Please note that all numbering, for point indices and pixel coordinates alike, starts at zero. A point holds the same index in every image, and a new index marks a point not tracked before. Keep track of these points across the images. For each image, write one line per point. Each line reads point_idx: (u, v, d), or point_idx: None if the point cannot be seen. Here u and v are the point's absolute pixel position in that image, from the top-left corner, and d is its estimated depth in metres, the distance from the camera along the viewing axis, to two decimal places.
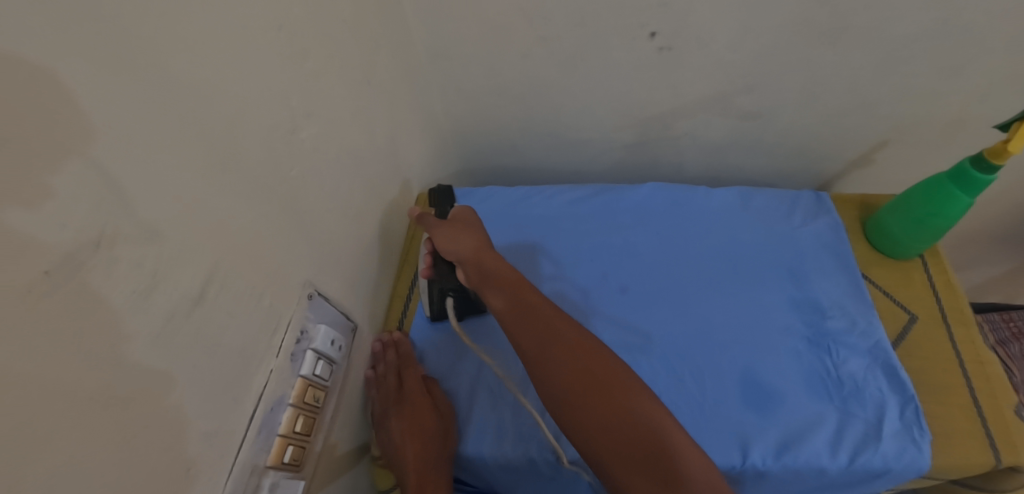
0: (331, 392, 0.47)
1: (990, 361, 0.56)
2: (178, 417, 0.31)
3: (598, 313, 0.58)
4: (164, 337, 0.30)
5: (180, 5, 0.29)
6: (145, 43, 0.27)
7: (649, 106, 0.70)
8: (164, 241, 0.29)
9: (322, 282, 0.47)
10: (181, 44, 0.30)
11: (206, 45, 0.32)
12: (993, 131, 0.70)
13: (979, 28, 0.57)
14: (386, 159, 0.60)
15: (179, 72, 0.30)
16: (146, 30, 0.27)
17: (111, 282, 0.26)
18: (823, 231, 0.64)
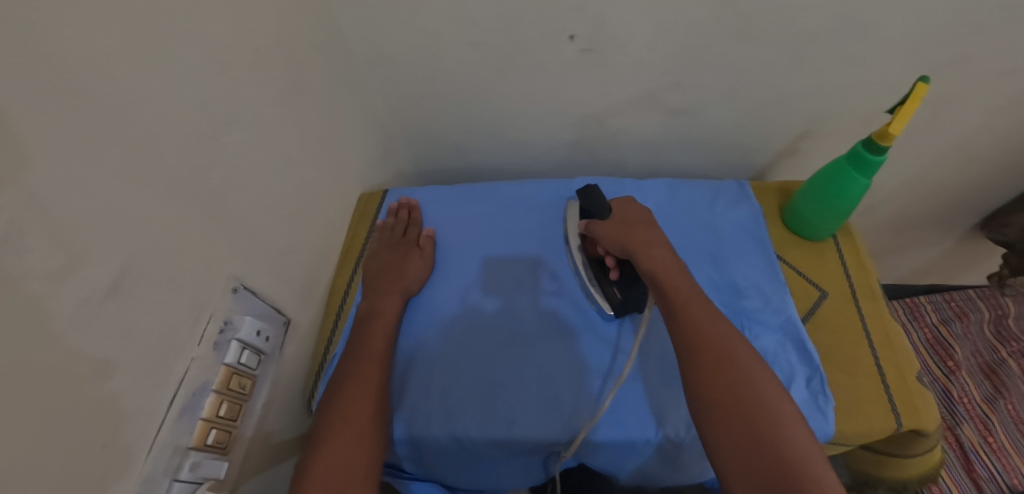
0: (260, 381, 0.49)
1: (895, 332, 0.60)
2: (95, 399, 0.34)
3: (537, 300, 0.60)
4: (79, 323, 0.32)
5: (85, 22, 0.32)
6: (54, 57, 0.30)
7: (583, 105, 0.72)
8: (76, 230, 0.32)
9: (249, 277, 0.49)
10: (86, 58, 0.32)
11: (106, 53, 0.33)
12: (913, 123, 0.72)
13: (882, 27, 0.58)
14: (322, 162, 0.63)
15: (89, 82, 0.32)
16: (55, 44, 0.30)
17: (23, 266, 0.28)
18: (744, 217, 0.67)
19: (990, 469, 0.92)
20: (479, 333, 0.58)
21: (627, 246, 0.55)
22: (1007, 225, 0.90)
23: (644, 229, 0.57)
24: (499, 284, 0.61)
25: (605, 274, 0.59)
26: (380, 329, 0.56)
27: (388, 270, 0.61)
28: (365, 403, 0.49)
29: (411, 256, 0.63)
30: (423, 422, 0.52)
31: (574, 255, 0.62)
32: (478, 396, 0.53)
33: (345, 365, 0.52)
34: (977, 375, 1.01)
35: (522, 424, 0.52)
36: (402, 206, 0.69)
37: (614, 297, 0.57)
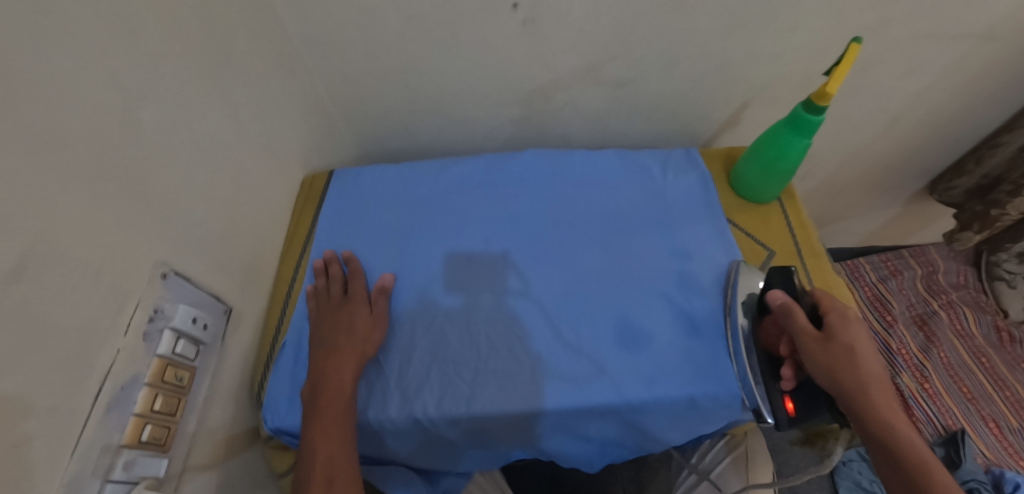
0: (199, 372, 0.46)
1: (836, 285, 0.63)
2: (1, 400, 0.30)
3: (500, 278, 0.58)
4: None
5: None
6: None
7: (528, 80, 0.72)
8: None
9: (178, 263, 0.46)
10: None
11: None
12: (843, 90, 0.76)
13: None
14: (256, 143, 0.60)
15: None
16: None
17: None
18: (692, 184, 0.68)
19: (927, 413, 0.99)
20: (438, 314, 0.56)
21: (837, 369, 0.46)
22: (951, 189, 0.94)
23: (853, 340, 0.48)
24: (457, 264, 0.60)
25: (777, 379, 0.52)
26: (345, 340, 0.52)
27: (335, 336, 0.53)
28: (340, 424, 0.47)
29: (358, 314, 0.54)
30: (382, 405, 0.51)
31: (737, 342, 0.54)
32: (434, 376, 0.52)
33: (312, 389, 0.49)
34: (911, 327, 1.10)
35: (481, 400, 0.51)
36: (330, 261, 0.59)
37: (782, 406, 0.51)
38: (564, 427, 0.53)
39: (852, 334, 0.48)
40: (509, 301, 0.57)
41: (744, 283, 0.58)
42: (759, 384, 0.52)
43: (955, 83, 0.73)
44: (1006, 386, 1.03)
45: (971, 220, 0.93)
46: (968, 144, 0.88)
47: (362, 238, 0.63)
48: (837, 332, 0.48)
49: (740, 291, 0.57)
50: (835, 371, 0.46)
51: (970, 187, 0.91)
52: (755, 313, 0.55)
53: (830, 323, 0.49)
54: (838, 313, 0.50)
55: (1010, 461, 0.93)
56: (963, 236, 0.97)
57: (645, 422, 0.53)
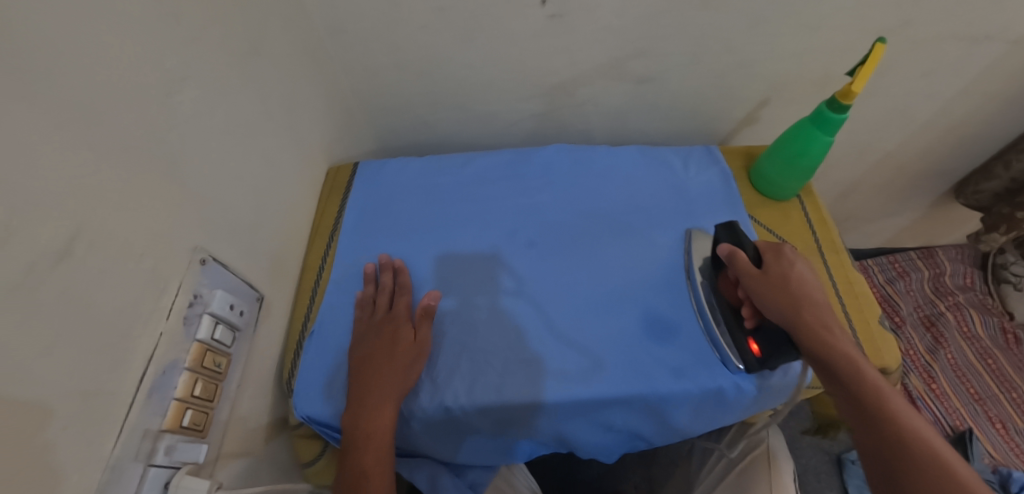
0: (234, 359, 0.46)
1: (857, 280, 0.64)
2: (49, 381, 0.30)
3: (492, 276, 0.58)
4: (22, 297, 0.28)
5: None
6: None
7: (550, 75, 0.72)
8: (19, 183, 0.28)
9: (214, 248, 0.46)
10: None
11: None
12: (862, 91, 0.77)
13: None
14: (284, 132, 0.60)
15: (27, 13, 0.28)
16: None
17: None
18: (714, 180, 0.68)
19: (934, 413, 1.00)
20: (443, 316, 0.55)
21: (783, 303, 0.47)
22: (979, 193, 0.93)
23: (798, 275, 0.49)
24: (484, 255, 0.59)
25: (740, 322, 0.52)
26: (392, 326, 0.51)
27: (373, 365, 0.48)
28: (386, 407, 0.46)
29: (399, 343, 0.49)
30: (431, 385, 0.50)
31: (700, 297, 0.55)
32: (464, 364, 0.52)
33: (356, 385, 0.47)
34: (919, 328, 1.11)
35: (511, 389, 0.50)
36: (384, 268, 0.56)
37: (749, 351, 0.51)
38: (582, 418, 0.52)
39: (792, 269, 0.49)
40: (530, 293, 0.57)
41: (698, 245, 0.60)
42: (725, 332, 0.53)
43: (970, 86, 0.75)
44: (1011, 387, 1.04)
45: (998, 222, 0.95)
46: (996, 145, 0.88)
47: (388, 228, 0.62)
48: (775, 267, 0.50)
49: (696, 257, 0.59)
50: (779, 311, 0.48)
51: (1000, 191, 0.91)
52: (713, 268, 0.56)
53: (769, 260, 0.51)
54: (778, 251, 0.51)
55: (1015, 462, 0.95)
56: (991, 237, 0.99)
57: (685, 410, 0.53)
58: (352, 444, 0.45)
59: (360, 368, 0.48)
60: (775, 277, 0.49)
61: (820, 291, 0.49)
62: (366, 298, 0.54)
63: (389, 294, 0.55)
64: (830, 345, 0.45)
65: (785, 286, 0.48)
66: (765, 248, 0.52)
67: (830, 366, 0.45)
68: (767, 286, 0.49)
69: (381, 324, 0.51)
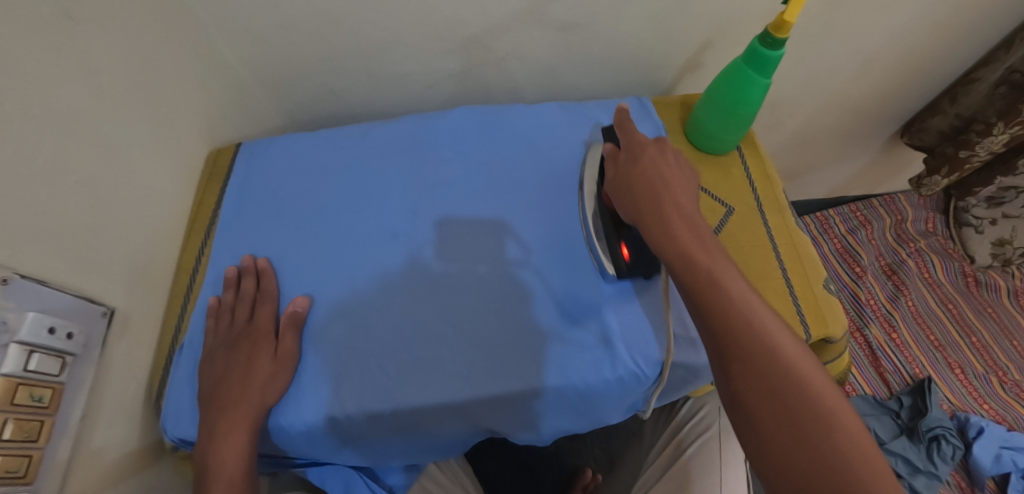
0: (66, 388, 0.39)
1: (802, 242, 0.58)
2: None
3: (423, 267, 0.51)
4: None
5: None
6: None
7: (459, 26, 0.62)
8: None
9: (28, 263, 0.37)
10: None
11: None
12: (816, 31, 0.69)
13: None
14: (139, 113, 0.51)
15: None
16: None
17: None
18: (646, 137, 0.62)
19: (895, 363, 0.99)
20: (420, 287, 0.50)
21: (640, 208, 0.45)
22: (924, 131, 0.90)
23: (664, 178, 0.46)
24: (387, 243, 0.53)
25: (616, 225, 0.49)
26: (252, 346, 0.47)
27: (228, 386, 0.45)
28: (236, 435, 0.43)
29: (258, 357, 0.46)
30: (308, 402, 0.45)
31: (585, 211, 0.52)
32: (354, 370, 0.47)
33: (208, 410, 0.44)
34: (880, 277, 1.09)
35: (403, 394, 0.45)
36: (245, 272, 0.51)
37: (621, 256, 0.49)
38: (495, 415, 0.47)
39: (657, 165, 0.47)
40: (434, 281, 0.51)
41: (590, 154, 0.55)
42: (601, 240, 0.50)
43: (932, 14, 0.67)
44: (971, 331, 1.03)
45: (941, 164, 0.90)
46: (946, 82, 0.83)
47: (271, 220, 0.55)
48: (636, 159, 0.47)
49: (590, 165, 0.54)
50: (638, 214, 0.44)
51: (945, 128, 0.86)
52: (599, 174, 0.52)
53: (634, 156, 0.48)
54: (655, 148, 0.49)
55: (974, 407, 0.94)
56: (932, 180, 0.94)
57: (630, 394, 0.48)
58: (205, 467, 0.43)
59: (214, 393, 0.45)
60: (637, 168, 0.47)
61: (693, 204, 0.45)
62: (223, 306, 0.50)
63: (250, 302, 0.50)
64: (688, 260, 0.39)
65: (644, 174, 0.46)
66: (631, 142, 0.49)
67: (679, 278, 0.39)
68: (625, 172, 0.47)
69: (239, 337, 0.48)
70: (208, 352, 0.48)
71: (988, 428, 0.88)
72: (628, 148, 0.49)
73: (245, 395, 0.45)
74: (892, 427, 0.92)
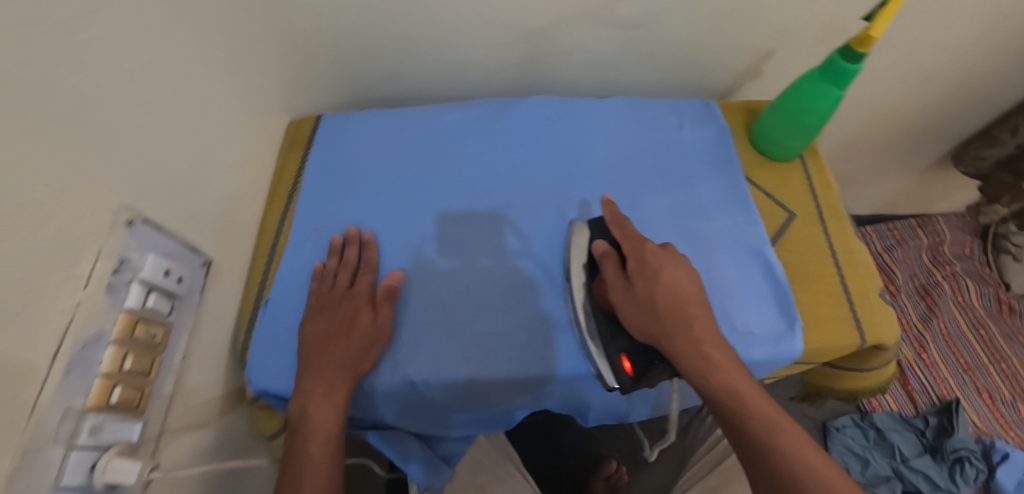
0: (176, 330, 0.42)
1: (858, 251, 0.59)
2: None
3: (490, 242, 0.54)
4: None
5: None
6: None
7: (530, 17, 0.64)
8: None
9: (148, 208, 0.40)
10: None
11: None
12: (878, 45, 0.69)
13: None
14: (233, 79, 0.53)
15: None
16: None
17: None
18: (710, 138, 0.63)
19: (922, 383, 1.00)
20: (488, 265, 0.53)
21: (652, 324, 0.45)
22: (981, 160, 0.89)
23: (672, 283, 0.46)
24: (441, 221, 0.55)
25: (615, 333, 0.46)
26: (365, 311, 0.48)
27: (331, 345, 0.47)
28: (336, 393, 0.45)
29: (360, 321, 0.48)
30: (380, 369, 0.48)
31: (574, 310, 0.49)
32: (427, 338, 0.50)
33: (309, 370, 0.46)
34: (913, 297, 1.09)
35: (473, 365, 0.48)
36: (351, 241, 0.53)
37: (623, 369, 0.45)
38: (556, 394, 0.51)
39: (682, 295, 0.46)
40: (504, 258, 0.53)
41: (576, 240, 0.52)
42: (598, 344, 0.47)
43: (981, 35, 0.68)
44: (1001, 356, 1.03)
45: (1000, 192, 0.93)
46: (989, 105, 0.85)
47: (348, 191, 0.57)
48: (649, 260, 0.48)
49: (576, 253, 0.52)
50: (666, 331, 0.44)
51: (1003, 157, 0.86)
52: (590, 269, 0.50)
53: (651, 283, 0.46)
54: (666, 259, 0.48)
55: (1000, 433, 0.94)
56: (993, 208, 0.98)
57: (653, 382, 0.50)
58: (298, 433, 0.44)
59: (314, 357, 0.46)
60: (642, 274, 0.47)
61: (712, 319, 0.46)
62: (326, 272, 0.52)
63: (352, 270, 0.52)
64: (728, 379, 0.42)
65: (654, 280, 0.46)
66: (641, 252, 0.48)
67: (714, 393, 0.42)
68: (625, 278, 0.47)
69: (343, 297, 0.49)
70: (308, 314, 0.49)
71: (1013, 453, 0.89)
72: (636, 255, 0.48)
73: (338, 365, 0.46)
74: (916, 443, 0.93)
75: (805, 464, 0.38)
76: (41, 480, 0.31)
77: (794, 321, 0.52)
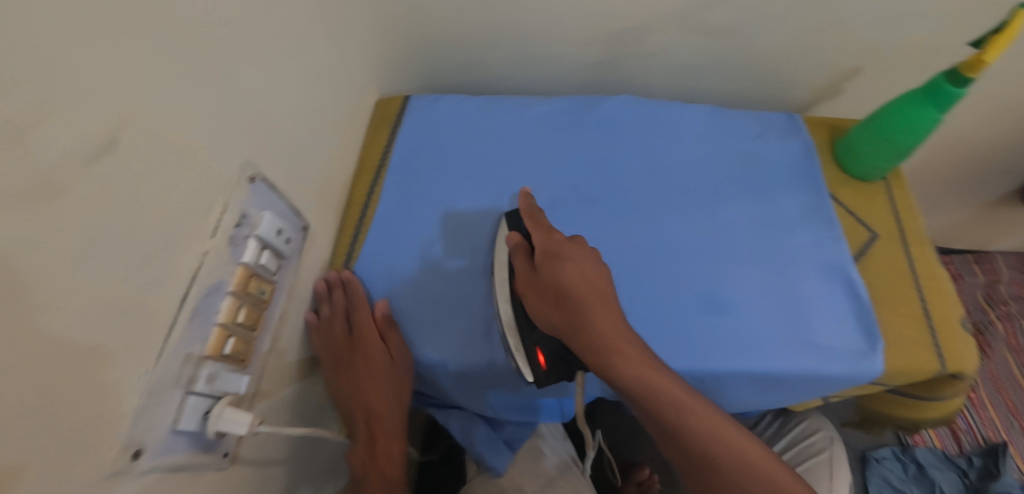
0: (278, 289, 0.43)
1: (941, 276, 0.58)
2: (66, 297, 0.25)
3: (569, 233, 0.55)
4: (55, 185, 0.23)
5: None
6: None
7: (622, 17, 0.64)
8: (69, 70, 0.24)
9: (265, 168, 0.41)
10: None
11: None
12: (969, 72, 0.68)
13: None
14: (339, 53, 0.53)
15: None
16: None
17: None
18: (794, 151, 0.62)
19: (969, 423, 0.98)
20: None
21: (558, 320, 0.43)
22: None
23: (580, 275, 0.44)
24: None
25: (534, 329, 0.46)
26: (371, 348, 0.49)
27: (358, 375, 0.50)
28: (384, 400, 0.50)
29: (374, 357, 0.49)
30: (442, 347, 0.50)
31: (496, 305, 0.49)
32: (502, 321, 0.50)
33: (349, 396, 0.51)
34: None
35: None
36: (332, 284, 0.51)
37: (538, 363, 0.45)
38: None
39: (589, 289, 0.43)
40: None
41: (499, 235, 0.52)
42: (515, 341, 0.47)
43: None
44: None
45: None
46: None
47: (436, 173, 0.58)
48: (555, 252, 0.45)
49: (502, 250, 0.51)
50: (568, 327, 0.43)
51: None
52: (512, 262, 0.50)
53: (554, 271, 0.44)
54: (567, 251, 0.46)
55: None
56: None
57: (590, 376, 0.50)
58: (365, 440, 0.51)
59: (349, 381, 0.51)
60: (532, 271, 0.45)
61: (618, 312, 0.43)
62: (323, 320, 0.50)
63: (347, 307, 0.51)
64: (642, 376, 0.40)
65: (532, 276, 0.45)
66: (547, 244, 0.46)
67: (627, 388, 0.40)
68: (528, 275, 0.46)
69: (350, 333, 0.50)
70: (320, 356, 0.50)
71: None
72: (542, 247, 0.46)
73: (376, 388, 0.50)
74: (957, 484, 0.90)
75: (729, 459, 0.37)
76: (162, 420, 0.32)
77: (870, 338, 0.51)
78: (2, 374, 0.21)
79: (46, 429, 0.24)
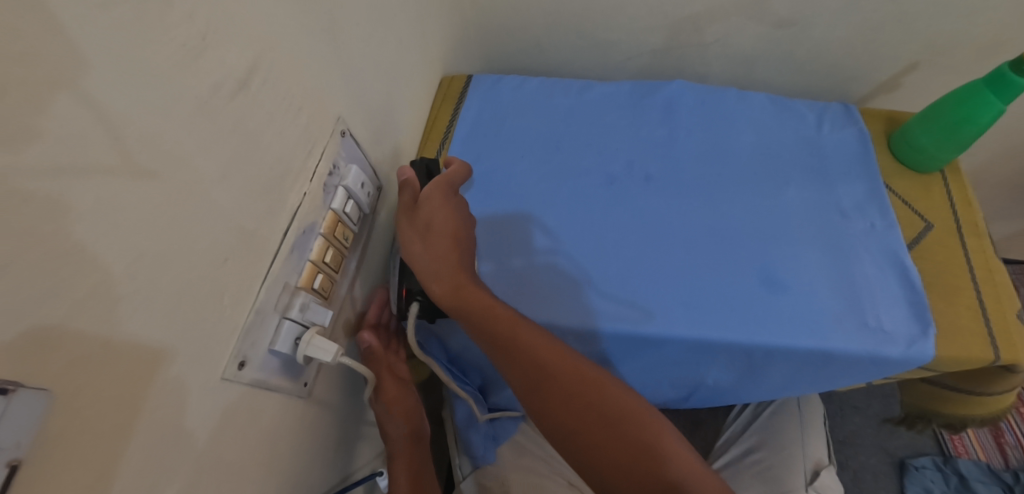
0: (355, 238, 0.46)
1: (998, 269, 0.57)
2: (206, 207, 0.28)
3: (626, 207, 0.57)
4: (205, 112, 0.27)
5: None
6: None
7: (683, 4, 0.66)
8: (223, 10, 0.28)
9: (353, 125, 0.45)
10: None
11: None
12: None
13: None
14: (416, 29, 0.57)
15: None
16: None
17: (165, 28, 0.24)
18: (850, 140, 0.63)
19: (1017, 437, 0.95)
20: (625, 228, 0.55)
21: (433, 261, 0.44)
22: None
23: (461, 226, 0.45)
24: (583, 182, 0.58)
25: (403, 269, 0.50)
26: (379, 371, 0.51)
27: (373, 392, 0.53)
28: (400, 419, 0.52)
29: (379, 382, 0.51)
30: None
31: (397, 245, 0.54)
32: (562, 290, 0.52)
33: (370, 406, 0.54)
34: None
35: (602, 319, 0.50)
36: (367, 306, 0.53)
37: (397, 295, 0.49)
38: (681, 357, 0.52)
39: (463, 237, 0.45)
40: (639, 223, 0.56)
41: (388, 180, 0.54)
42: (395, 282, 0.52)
43: None
44: None
45: None
46: None
47: (497, 147, 0.62)
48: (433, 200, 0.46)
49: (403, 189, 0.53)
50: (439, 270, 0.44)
51: None
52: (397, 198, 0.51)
53: (433, 211, 0.46)
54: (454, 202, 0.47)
55: None
56: None
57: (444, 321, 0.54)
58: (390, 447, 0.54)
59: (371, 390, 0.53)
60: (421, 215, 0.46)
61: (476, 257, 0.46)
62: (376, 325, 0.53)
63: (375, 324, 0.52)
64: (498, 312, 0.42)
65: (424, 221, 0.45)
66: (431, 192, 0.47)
67: (482, 330, 0.42)
68: (420, 216, 0.46)
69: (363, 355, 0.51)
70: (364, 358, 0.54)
71: None
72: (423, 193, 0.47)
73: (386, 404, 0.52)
74: None
75: (587, 389, 0.40)
76: (262, 338, 0.35)
77: (926, 323, 0.51)
78: (162, 261, 0.25)
79: (182, 324, 0.27)
